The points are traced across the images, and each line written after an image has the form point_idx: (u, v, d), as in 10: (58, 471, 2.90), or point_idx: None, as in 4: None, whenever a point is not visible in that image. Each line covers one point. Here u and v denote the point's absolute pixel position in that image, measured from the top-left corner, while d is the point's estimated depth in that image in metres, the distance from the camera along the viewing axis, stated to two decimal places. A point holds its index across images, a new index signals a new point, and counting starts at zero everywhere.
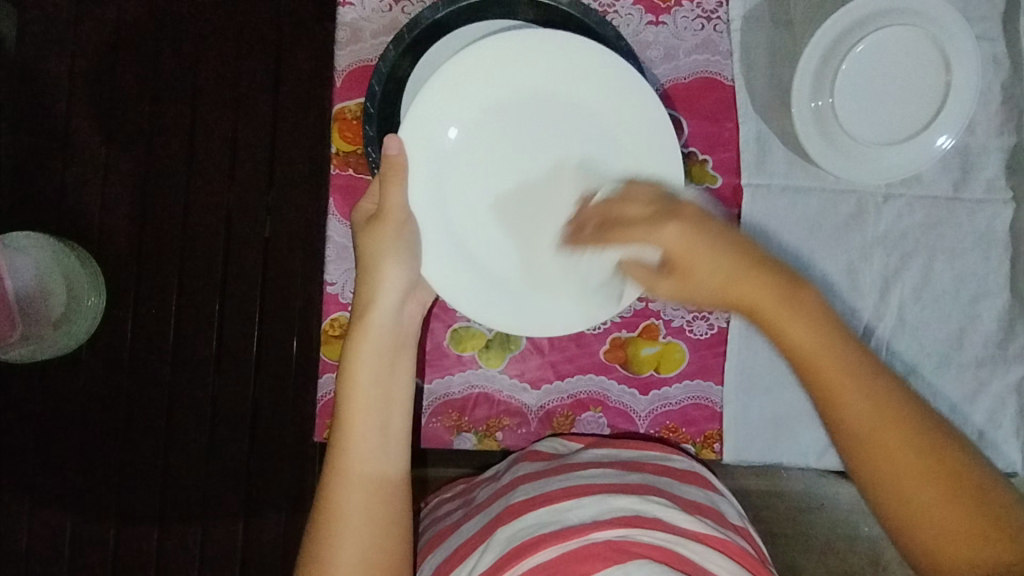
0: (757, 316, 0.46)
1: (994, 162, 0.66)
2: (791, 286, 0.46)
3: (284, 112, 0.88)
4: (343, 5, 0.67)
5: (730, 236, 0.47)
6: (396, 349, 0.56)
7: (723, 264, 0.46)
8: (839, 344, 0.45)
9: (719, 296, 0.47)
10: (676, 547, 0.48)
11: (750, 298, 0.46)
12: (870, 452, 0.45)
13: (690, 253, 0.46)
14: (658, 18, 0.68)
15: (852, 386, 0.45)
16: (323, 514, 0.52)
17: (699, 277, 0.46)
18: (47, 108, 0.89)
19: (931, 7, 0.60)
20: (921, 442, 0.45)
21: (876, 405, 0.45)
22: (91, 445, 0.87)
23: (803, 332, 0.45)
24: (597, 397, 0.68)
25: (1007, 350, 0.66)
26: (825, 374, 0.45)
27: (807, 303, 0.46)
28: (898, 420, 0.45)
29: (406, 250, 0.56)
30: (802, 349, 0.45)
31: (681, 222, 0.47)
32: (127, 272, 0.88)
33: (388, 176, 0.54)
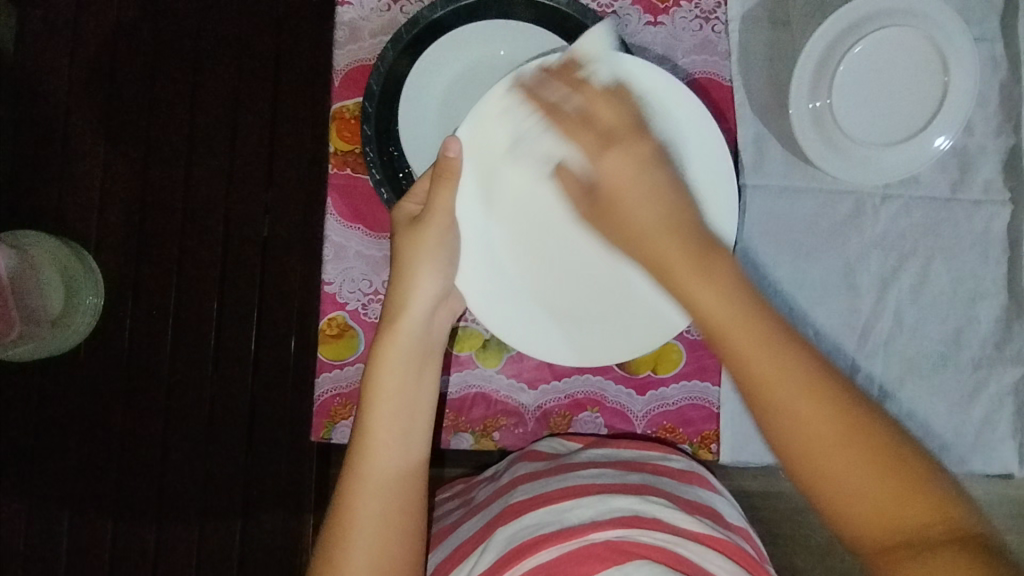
0: (670, 276, 0.45)
1: (992, 163, 0.66)
2: (701, 252, 0.45)
3: (284, 111, 0.88)
4: (342, 5, 0.67)
5: (661, 180, 0.48)
6: (424, 357, 0.56)
7: (652, 200, 0.47)
8: (754, 313, 0.43)
9: (640, 241, 0.47)
10: (677, 548, 0.48)
11: (664, 258, 0.46)
12: (786, 421, 0.41)
13: (619, 181, 0.49)
14: (657, 18, 0.68)
15: (761, 354, 0.42)
16: (337, 515, 0.52)
17: (627, 206, 0.48)
18: (46, 107, 0.89)
19: (929, 8, 0.60)
20: (843, 415, 0.40)
21: (788, 370, 0.41)
22: (89, 444, 0.87)
23: (711, 292, 0.43)
24: (595, 397, 0.68)
25: (1005, 351, 0.66)
26: (730, 340, 0.42)
27: (719, 267, 0.44)
28: (822, 395, 0.41)
29: (444, 259, 0.54)
30: (713, 318, 0.43)
31: (623, 148, 0.49)
32: (126, 271, 0.88)
33: (439, 178, 0.52)
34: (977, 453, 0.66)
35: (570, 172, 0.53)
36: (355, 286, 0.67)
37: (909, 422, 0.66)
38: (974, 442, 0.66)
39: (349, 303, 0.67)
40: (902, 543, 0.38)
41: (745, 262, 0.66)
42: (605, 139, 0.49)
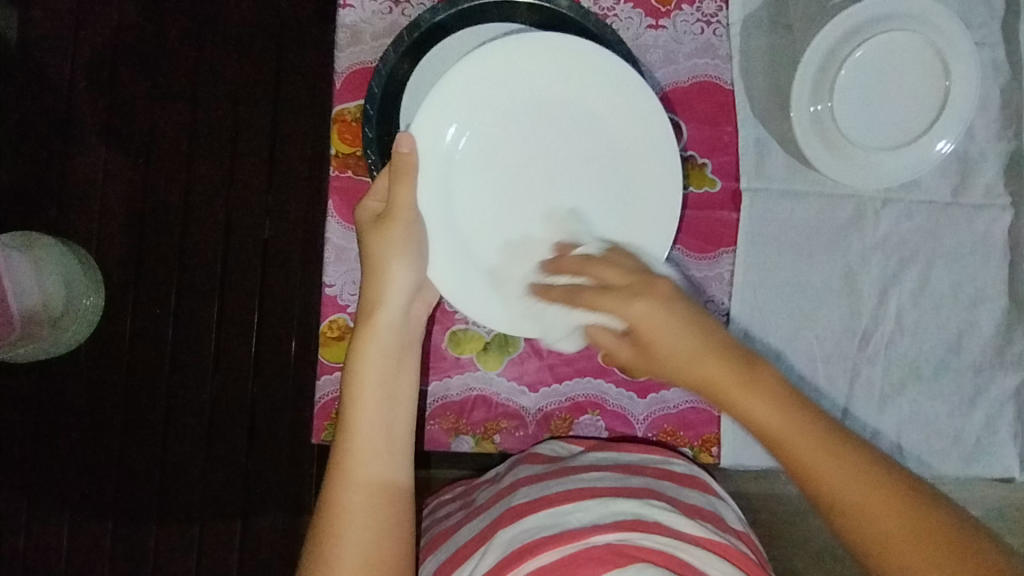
0: (721, 396, 0.46)
1: (992, 168, 0.66)
2: (750, 368, 0.46)
3: (285, 110, 0.88)
4: (343, 8, 0.67)
5: (693, 314, 0.47)
6: (402, 350, 0.56)
7: (686, 340, 0.46)
8: (805, 423, 0.45)
9: (687, 370, 0.47)
10: (677, 551, 0.48)
11: (714, 379, 0.46)
12: (865, 523, 0.43)
13: (654, 327, 0.47)
14: (658, 22, 0.68)
15: (824, 458, 0.44)
16: (324, 514, 0.52)
17: (663, 351, 0.47)
18: (48, 109, 0.89)
19: (931, 12, 0.60)
20: (913, 515, 0.43)
21: (857, 477, 0.44)
22: (89, 446, 0.87)
23: (766, 410, 0.45)
24: (596, 400, 0.68)
25: (1006, 356, 0.66)
26: (800, 454, 0.44)
27: (767, 382, 0.45)
28: (886, 496, 0.43)
29: (416, 249, 0.55)
30: (772, 431, 0.45)
31: (651, 300, 0.47)
32: (126, 273, 0.88)
33: (397, 174, 0.54)
34: (978, 458, 0.65)
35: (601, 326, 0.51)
36: (356, 288, 0.67)
37: (910, 426, 0.66)
38: (975, 446, 0.66)
39: (350, 305, 0.67)
40: None
41: (746, 266, 0.66)
42: (626, 293, 0.48)
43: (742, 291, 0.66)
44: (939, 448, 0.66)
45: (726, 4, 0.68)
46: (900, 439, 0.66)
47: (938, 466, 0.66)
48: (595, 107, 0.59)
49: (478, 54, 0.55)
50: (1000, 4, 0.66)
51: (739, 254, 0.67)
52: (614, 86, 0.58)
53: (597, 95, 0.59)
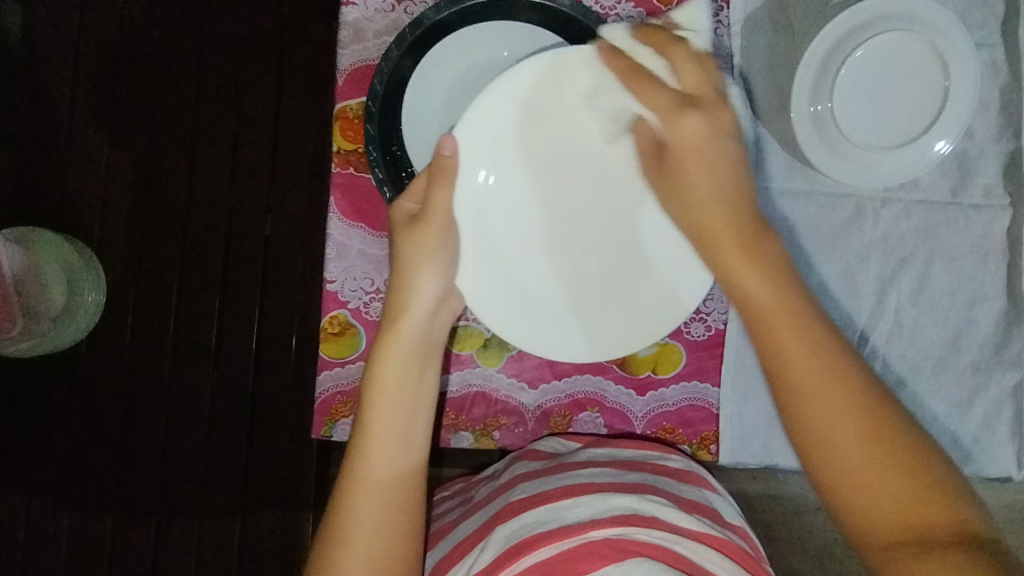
0: (717, 249, 0.49)
1: (992, 167, 0.67)
2: (753, 239, 0.48)
3: (288, 106, 0.88)
4: (346, 5, 0.68)
5: (730, 151, 0.49)
6: (425, 356, 0.56)
7: (721, 164, 0.49)
8: (794, 301, 0.46)
9: (693, 210, 0.50)
10: (674, 546, 0.48)
11: (717, 233, 0.49)
12: (818, 420, 0.44)
13: (692, 144, 0.48)
14: (659, 21, 0.68)
15: (803, 353, 0.45)
16: (337, 513, 0.52)
17: (689, 174, 0.49)
18: (51, 104, 0.89)
19: (931, 13, 0.60)
20: (863, 401, 0.44)
21: (830, 378, 0.44)
22: (90, 441, 0.87)
23: (757, 278, 0.47)
24: (595, 397, 0.68)
25: (1003, 355, 0.66)
26: (772, 324, 0.46)
27: (767, 258, 0.47)
28: (844, 380, 0.44)
29: (446, 257, 0.55)
30: (759, 300, 0.46)
31: (704, 115, 0.48)
32: (128, 269, 0.88)
33: (436, 176, 0.53)
34: (976, 458, 0.66)
35: (647, 128, 0.53)
36: (357, 284, 0.68)
37: None
38: (973, 445, 0.66)
39: (350, 301, 0.67)
40: (907, 533, 0.42)
41: None
42: (682, 103, 0.49)
43: None
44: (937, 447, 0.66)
45: (727, 3, 0.68)
46: None
47: None
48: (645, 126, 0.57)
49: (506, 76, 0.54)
50: (999, 5, 0.67)
51: None
52: None
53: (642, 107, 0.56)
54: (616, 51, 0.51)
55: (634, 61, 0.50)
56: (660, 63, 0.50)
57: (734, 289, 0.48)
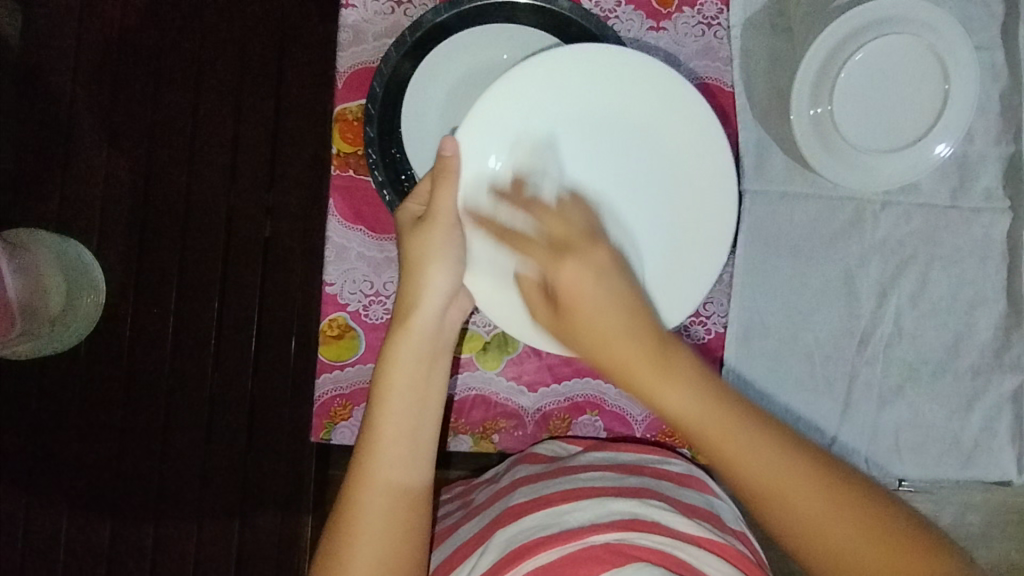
0: (635, 378, 0.46)
1: (992, 171, 0.67)
2: (660, 355, 0.46)
3: (288, 107, 0.88)
4: (345, 7, 0.67)
5: (620, 292, 0.48)
6: (434, 355, 0.55)
7: (608, 308, 0.48)
8: (721, 402, 0.45)
9: (598, 349, 0.48)
10: (674, 550, 0.48)
11: (628, 360, 0.46)
12: (787, 514, 0.44)
13: (578, 291, 0.48)
14: (659, 24, 0.68)
15: (748, 449, 0.44)
16: (342, 515, 0.52)
17: (585, 314, 0.48)
18: (50, 107, 0.89)
19: (931, 16, 0.60)
20: (811, 471, 0.44)
21: (775, 466, 0.44)
22: (88, 443, 0.87)
23: (676, 395, 0.45)
24: (595, 400, 0.68)
25: (1004, 359, 0.66)
26: (709, 436, 0.44)
27: (679, 363, 0.46)
28: (790, 463, 0.44)
29: (453, 257, 0.54)
30: (684, 419, 0.45)
31: (578, 260, 0.49)
32: (127, 271, 0.88)
33: (439, 177, 0.53)
34: (976, 461, 0.66)
35: (530, 279, 0.54)
36: (357, 287, 0.68)
37: (909, 428, 0.66)
38: (973, 449, 0.66)
39: (350, 304, 0.67)
40: None
41: (744, 268, 0.67)
42: (555, 253, 0.51)
43: (740, 292, 0.67)
44: (937, 451, 0.66)
45: (727, 6, 0.68)
46: (898, 441, 0.66)
47: (936, 469, 0.66)
48: (645, 121, 0.59)
49: (523, 66, 0.55)
50: (999, 8, 0.67)
51: (739, 254, 0.67)
52: (670, 102, 0.58)
53: (643, 107, 0.59)
54: (484, 216, 0.55)
55: (500, 224, 0.55)
56: (523, 218, 0.54)
57: (659, 407, 0.46)
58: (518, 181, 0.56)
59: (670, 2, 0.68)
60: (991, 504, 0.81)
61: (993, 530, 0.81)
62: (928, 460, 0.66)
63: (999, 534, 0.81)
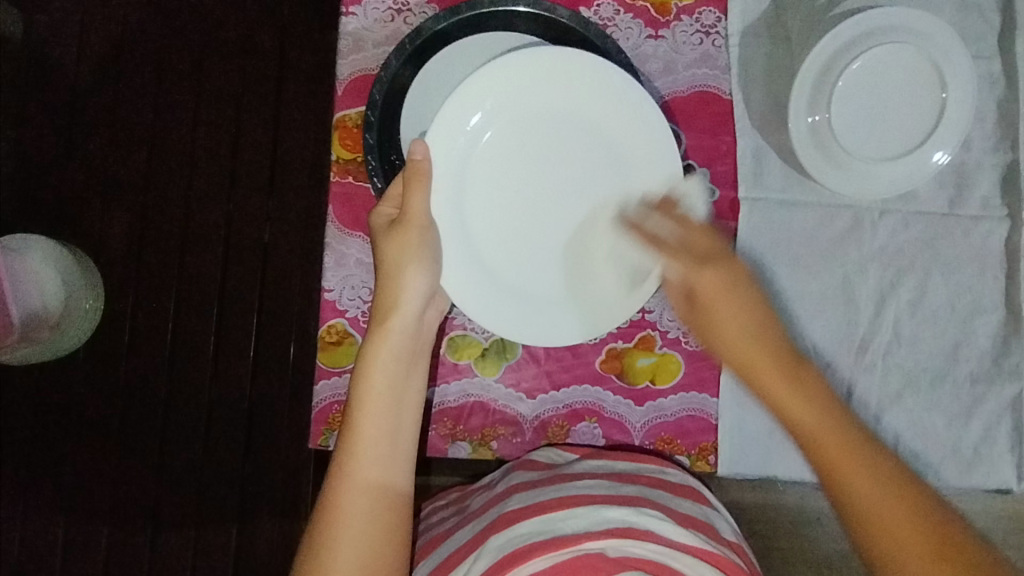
0: (758, 380, 0.49)
1: (990, 179, 0.67)
2: (793, 362, 0.49)
3: (287, 113, 0.88)
4: (346, 15, 0.68)
5: (754, 298, 0.51)
6: (412, 357, 0.56)
7: (743, 312, 0.50)
8: (845, 422, 0.46)
9: (732, 345, 0.50)
10: (668, 561, 0.48)
11: (758, 364, 0.49)
12: (889, 553, 0.42)
13: (713, 292, 0.51)
14: (658, 32, 0.68)
15: (857, 474, 0.44)
16: (322, 516, 0.51)
17: (716, 316, 0.51)
18: (51, 113, 0.90)
19: (930, 26, 0.60)
20: (931, 523, 0.42)
21: (895, 499, 0.43)
22: (87, 449, 0.87)
23: (806, 412, 0.46)
24: (593, 407, 0.68)
25: (1003, 367, 0.66)
26: (827, 453, 0.45)
27: (811, 383, 0.48)
28: (908, 501, 0.43)
29: (429, 256, 0.56)
30: (811, 431, 0.46)
31: (723, 268, 0.52)
32: (126, 277, 0.88)
33: (411, 180, 0.54)
34: (975, 469, 0.66)
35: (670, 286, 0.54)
36: (356, 293, 0.68)
37: (908, 435, 0.66)
38: (972, 457, 0.66)
39: (349, 310, 0.67)
40: None
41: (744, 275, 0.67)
42: (695, 259, 0.52)
43: None
44: (936, 458, 0.66)
45: (725, 14, 0.69)
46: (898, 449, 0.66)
47: (936, 477, 0.66)
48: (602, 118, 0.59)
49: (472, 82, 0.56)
50: (996, 17, 0.67)
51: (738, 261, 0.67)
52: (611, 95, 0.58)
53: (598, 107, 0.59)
54: (634, 224, 0.58)
55: (647, 231, 0.56)
56: (667, 228, 0.55)
57: (788, 423, 0.47)
58: (669, 202, 0.57)
59: (668, 10, 0.68)
60: (991, 511, 0.80)
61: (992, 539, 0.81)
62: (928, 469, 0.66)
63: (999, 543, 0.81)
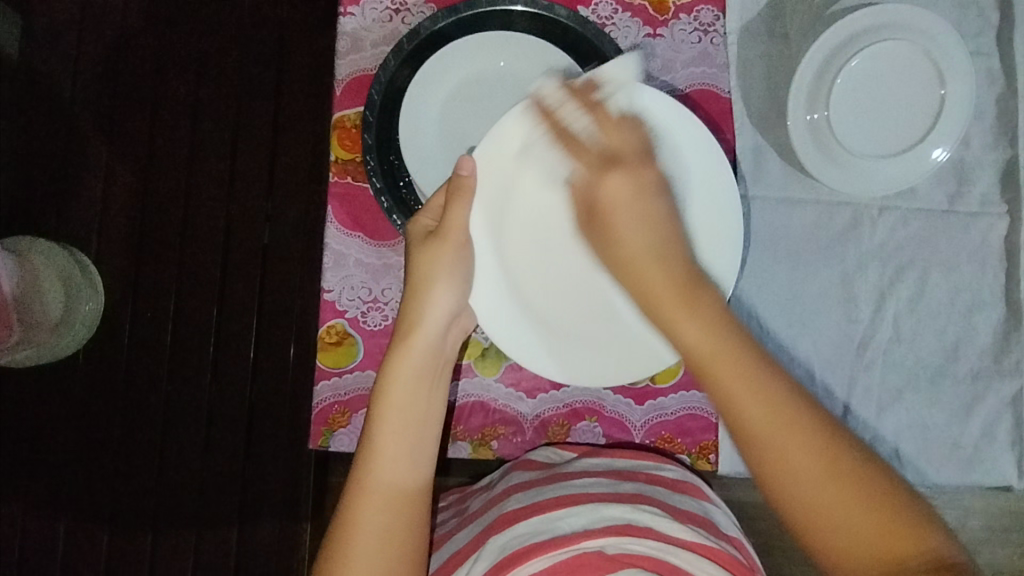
0: (654, 305, 0.47)
1: (989, 176, 0.67)
2: (684, 285, 0.46)
3: (286, 113, 0.88)
4: (344, 15, 0.68)
5: (656, 212, 0.49)
6: (435, 371, 0.56)
7: (643, 235, 0.49)
8: (731, 339, 0.44)
9: (627, 259, 0.49)
10: (668, 556, 0.48)
11: (654, 291, 0.47)
12: (778, 463, 0.41)
13: (614, 204, 0.50)
14: (656, 30, 0.68)
15: (742, 388, 0.42)
16: (342, 525, 0.51)
17: (617, 227, 0.50)
18: (49, 115, 0.90)
19: (927, 24, 0.60)
20: (814, 436, 0.42)
21: (777, 413, 0.42)
22: (87, 451, 0.87)
23: (690, 327, 0.44)
24: (593, 406, 0.68)
25: (1003, 363, 0.66)
26: (716, 373, 0.43)
27: (703, 300, 0.45)
28: (789, 416, 0.42)
29: (459, 276, 0.55)
30: (694, 349, 0.44)
31: (625, 173, 0.50)
32: (125, 279, 0.88)
33: (454, 196, 0.54)
34: (975, 465, 0.66)
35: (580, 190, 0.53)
36: (355, 293, 0.68)
37: (909, 432, 0.66)
38: (972, 454, 0.66)
39: (348, 310, 0.67)
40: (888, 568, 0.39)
41: (744, 273, 0.67)
42: (606, 162, 0.51)
43: (739, 299, 0.66)
44: (937, 455, 0.66)
45: (723, 12, 0.68)
46: (898, 446, 0.66)
47: (936, 475, 0.66)
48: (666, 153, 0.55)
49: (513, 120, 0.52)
50: (994, 14, 0.67)
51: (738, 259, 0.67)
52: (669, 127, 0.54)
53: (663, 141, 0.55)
54: (549, 110, 0.52)
55: (564, 123, 0.51)
56: (586, 121, 0.51)
57: (675, 340, 0.45)
58: (591, 86, 0.51)
59: (667, 9, 0.68)
60: (992, 508, 0.80)
61: (992, 536, 0.81)
62: (928, 467, 0.66)
63: (1000, 540, 0.81)
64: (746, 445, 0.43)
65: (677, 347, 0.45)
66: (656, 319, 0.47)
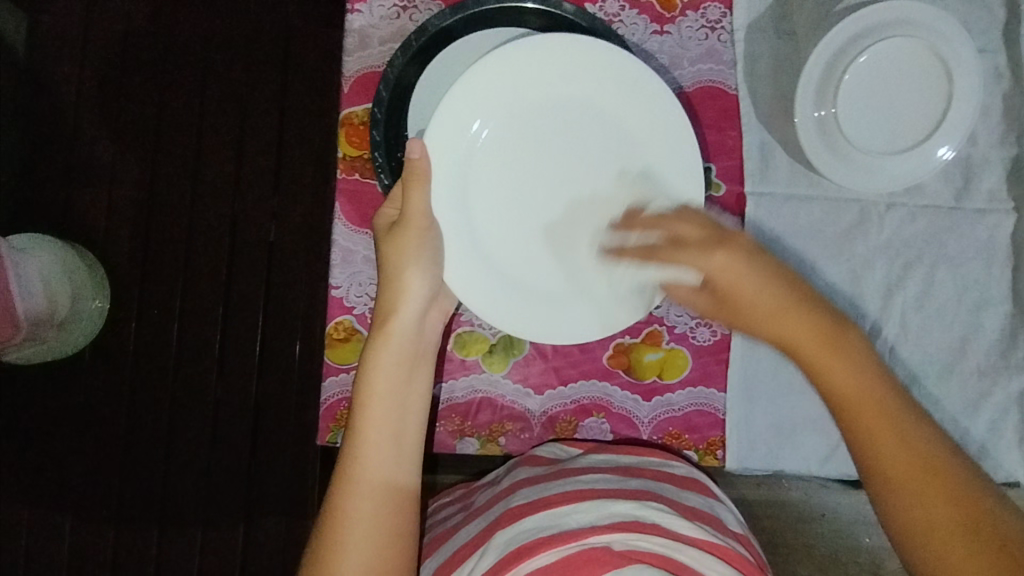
0: (802, 356, 0.52)
1: (995, 173, 0.67)
2: (836, 331, 0.52)
3: (292, 102, 0.88)
4: (351, 12, 0.68)
5: (769, 268, 0.53)
6: (416, 358, 0.56)
7: (768, 297, 0.52)
8: (880, 384, 0.50)
9: (770, 328, 0.53)
10: (673, 553, 0.48)
11: (800, 341, 0.52)
12: (905, 505, 0.48)
13: (733, 280, 0.53)
14: (663, 27, 0.68)
15: (891, 432, 0.49)
16: (330, 517, 0.52)
17: (746, 306, 0.53)
18: (56, 113, 0.90)
19: (933, 18, 0.60)
20: (948, 493, 0.47)
21: (926, 473, 0.47)
22: (93, 449, 0.87)
23: (843, 373, 0.51)
24: (601, 402, 0.68)
25: (1010, 360, 0.66)
26: (858, 411, 0.50)
27: (850, 347, 0.51)
28: (926, 463, 0.48)
29: (429, 257, 0.56)
30: (842, 388, 0.51)
31: (731, 252, 0.53)
32: (131, 277, 0.88)
33: (410, 181, 0.54)
34: (982, 462, 0.66)
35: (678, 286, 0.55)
36: (363, 290, 0.68)
37: None
38: (979, 450, 0.66)
39: (356, 307, 0.67)
40: None
41: None
42: (705, 246, 0.53)
43: None
44: None
45: (730, 10, 0.69)
46: None
47: None
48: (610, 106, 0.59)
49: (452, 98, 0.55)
50: (1000, 11, 0.67)
51: None
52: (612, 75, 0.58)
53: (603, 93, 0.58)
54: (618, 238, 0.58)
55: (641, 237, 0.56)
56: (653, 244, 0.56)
57: (826, 388, 0.51)
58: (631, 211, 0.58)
59: (673, 6, 0.68)
60: None
61: None
62: None
63: None
64: (871, 474, 0.50)
65: (822, 389, 0.52)
66: (803, 366, 0.53)
